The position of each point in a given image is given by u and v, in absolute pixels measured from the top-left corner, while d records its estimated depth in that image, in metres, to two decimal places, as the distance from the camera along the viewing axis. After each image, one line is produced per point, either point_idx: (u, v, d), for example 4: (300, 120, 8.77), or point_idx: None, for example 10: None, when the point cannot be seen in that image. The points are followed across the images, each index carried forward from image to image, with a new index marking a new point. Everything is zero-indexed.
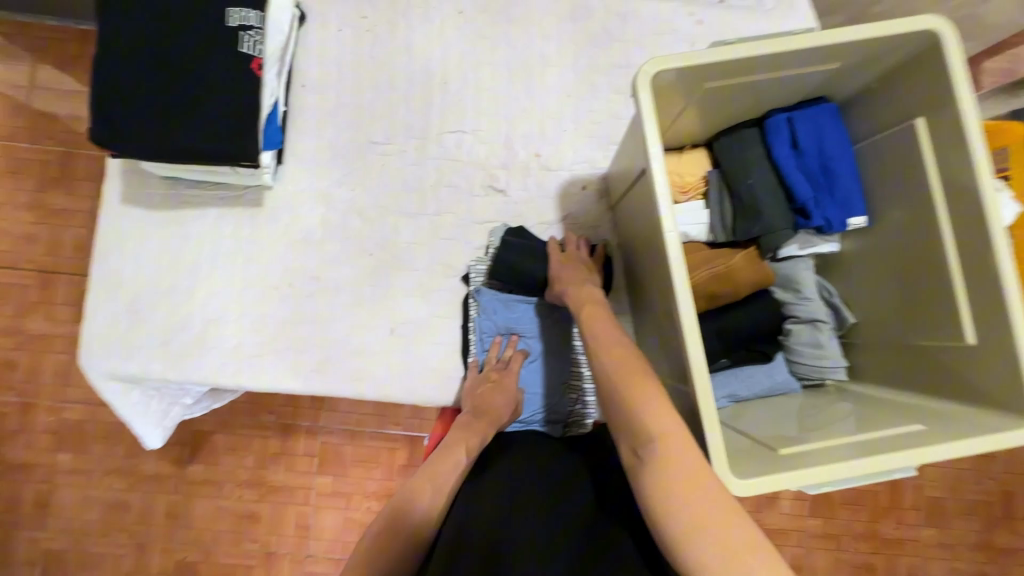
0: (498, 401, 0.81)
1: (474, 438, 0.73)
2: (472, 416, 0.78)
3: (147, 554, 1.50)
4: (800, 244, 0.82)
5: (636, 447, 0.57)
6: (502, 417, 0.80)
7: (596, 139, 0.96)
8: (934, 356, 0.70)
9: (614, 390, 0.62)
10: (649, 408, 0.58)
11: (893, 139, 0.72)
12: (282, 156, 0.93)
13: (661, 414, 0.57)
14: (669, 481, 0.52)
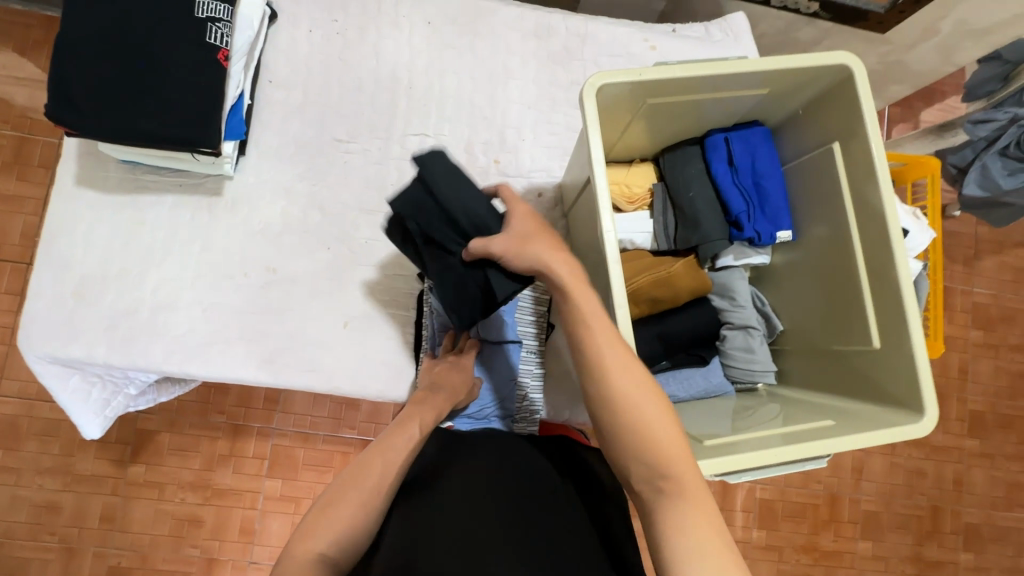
0: (455, 378, 0.84)
1: (429, 413, 0.75)
2: (428, 391, 0.79)
3: (78, 559, 1.43)
4: (735, 254, 0.88)
5: (651, 478, 0.56)
6: (458, 395, 0.83)
7: (553, 149, 1.01)
8: (847, 360, 0.77)
9: (624, 407, 0.58)
10: (664, 438, 0.57)
11: (814, 160, 0.79)
12: (245, 148, 0.95)
13: (673, 447, 0.57)
14: (681, 519, 0.54)
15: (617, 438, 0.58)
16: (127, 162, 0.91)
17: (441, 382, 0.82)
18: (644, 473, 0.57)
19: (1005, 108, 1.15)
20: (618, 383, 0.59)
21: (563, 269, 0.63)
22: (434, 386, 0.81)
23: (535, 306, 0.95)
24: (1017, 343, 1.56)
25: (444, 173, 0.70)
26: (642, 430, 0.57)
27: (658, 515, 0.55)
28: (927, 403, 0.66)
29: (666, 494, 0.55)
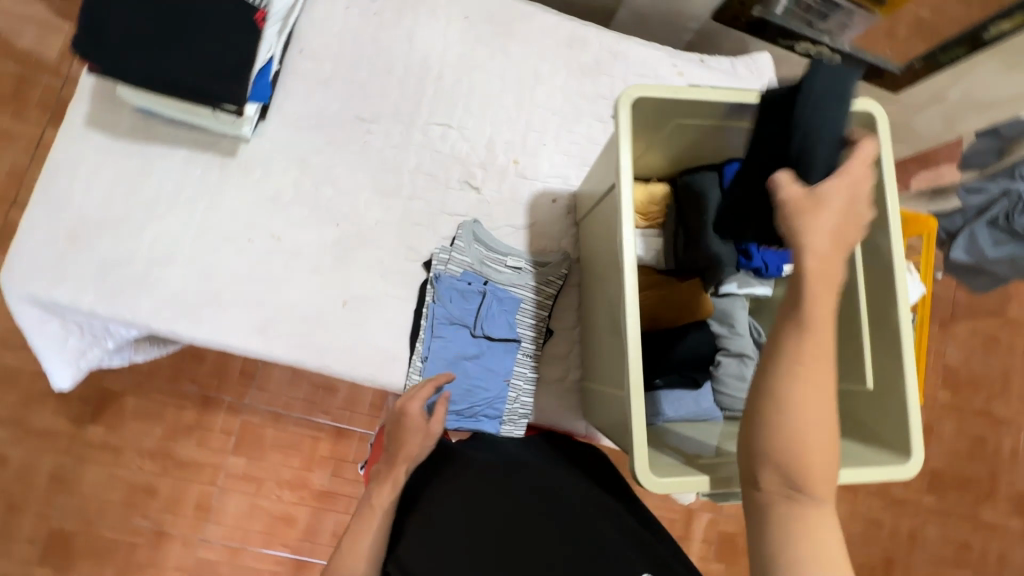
0: (409, 441, 0.79)
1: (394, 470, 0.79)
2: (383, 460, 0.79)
3: (18, 518, 1.37)
4: (739, 283, 0.89)
5: (789, 485, 0.51)
6: (416, 455, 0.79)
7: (572, 158, 1.02)
8: (838, 396, 0.78)
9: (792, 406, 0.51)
10: (813, 455, 0.51)
11: None
12: (266, 113, 0.93)
13: (824, 464, 0.51)
14: (802, 537, 0.50)
15: (769, 441, 0.51)
16: (142, 110, 0.89)
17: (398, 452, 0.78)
18: (780, 483, 0.52)
19: (999, 180, 1.19)
20: (802, 380, 0.51)
21: (820, 241, 0.53)
22: (391, 454, 0.79)
23: (535, 310, 0.95)
24: (982, 409, 1.61)
25: (834, 87, 0.60)
26: (794, 434, 0.51)
27: (779, 517, 0.51)
28: (914, 445, 0.67)
29: (801, 507, 0.51)
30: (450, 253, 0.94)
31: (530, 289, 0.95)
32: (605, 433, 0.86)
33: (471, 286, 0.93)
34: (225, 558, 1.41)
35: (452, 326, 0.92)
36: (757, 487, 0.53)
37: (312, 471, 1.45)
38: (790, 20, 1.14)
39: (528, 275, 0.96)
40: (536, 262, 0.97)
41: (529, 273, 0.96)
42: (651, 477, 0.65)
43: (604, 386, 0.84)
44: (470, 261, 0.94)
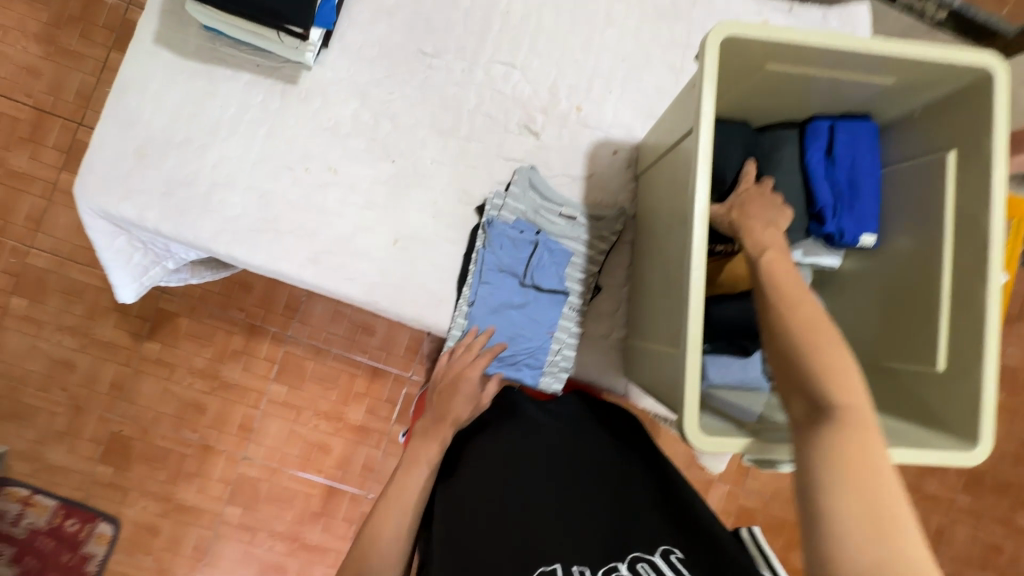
0: (457, 404, 0.82)
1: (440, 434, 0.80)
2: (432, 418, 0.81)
3: (83, 419, 1.48)
4: (804, 251, 0.83)
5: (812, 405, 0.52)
6: (463, 421, 0.82)
7: (638, 108, 0.97)
8: (902, 376, 0.75)
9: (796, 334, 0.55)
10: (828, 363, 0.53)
11: (922, 166, 0.75)
12: (329, 40, 0.91)
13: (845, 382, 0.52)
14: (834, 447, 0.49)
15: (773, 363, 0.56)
16: (208, 30, 0.89)
17: (442, 414, 0.81)
18: (803, 406, 0.53)
19: None
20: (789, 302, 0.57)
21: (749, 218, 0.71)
22: (439, 413, 0.82)
23: (586, 265, 0.93)
24: None
25: (773, 143, 0.82)
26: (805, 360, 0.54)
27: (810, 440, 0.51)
28: (984, 434, 0.63)
29: (827, 425, 0.50)
30: (504, 199, 0.91)
31: (582, 242, 0.93)
32: (648, 394, 0.84)
33: (523, 234, 0.91)
34: (264, 476, 1.50)
35: (501, 273, 0.90)
36: (791, 425, 0.54)
37: (346, 405, 1.51)
38: None
39: (582, 228, 0.93)
40: (592, 216, 0.94)
41: (583, 226, 0.93)
42: (701, 437, 0.63)
43: (651, 344, 0.82)
44: (525, 209, 0.92)
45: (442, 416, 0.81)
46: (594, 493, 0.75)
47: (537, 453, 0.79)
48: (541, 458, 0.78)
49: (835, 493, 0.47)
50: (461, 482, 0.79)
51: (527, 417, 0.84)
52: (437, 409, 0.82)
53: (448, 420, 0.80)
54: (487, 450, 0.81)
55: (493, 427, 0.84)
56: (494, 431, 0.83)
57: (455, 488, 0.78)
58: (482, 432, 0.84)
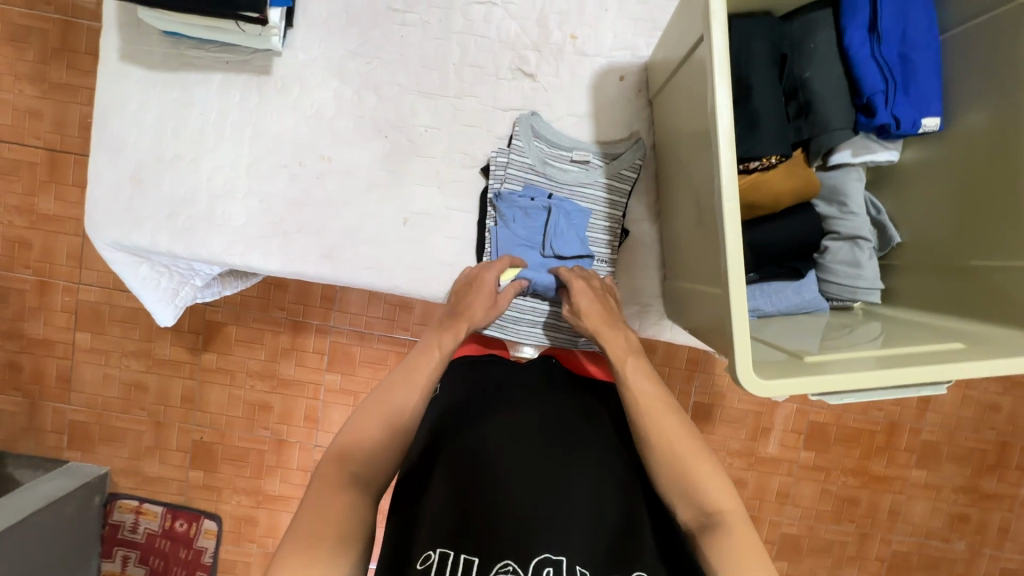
0: (476, 306, 0.77)
1: (449, 337, 0.74)
2: (446, 316, 0.76)
3: (166, 432, 1.59)
4: (854, 150, 0.75)
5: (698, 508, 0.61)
6: (477, 321, 0.77)
7: (640, 22, 0.86)
8: (985, 279, 0.66)
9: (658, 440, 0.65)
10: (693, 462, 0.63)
11: (992, 24, 0.63)
12: (292, 19, 0.84)
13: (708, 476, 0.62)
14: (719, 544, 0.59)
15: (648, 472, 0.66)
16: (170, 35, 0.84)
17: (459, 310, 0.76)
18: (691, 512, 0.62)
19: None
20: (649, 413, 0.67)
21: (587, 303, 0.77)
22: (454, 310, 0.76)
23: (609, 210, 0.87)
24: None
25: (805, 32, 0.71)
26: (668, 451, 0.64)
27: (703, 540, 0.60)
28: None
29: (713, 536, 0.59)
30: (509, 155, 0.85)
31: (601, 186, 0.86)
32: (695, 336, 0.78)
33: (534, 190, 0.85)
34: None
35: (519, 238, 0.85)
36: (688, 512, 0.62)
37: None
38: None
39: (597, 171, 0.86)
40: (607, 155, 0.86)
41: (598, 168, 0.86)
42: (756, 380, 0.58)
43: (692, 284, 0.76)
44: (532, 162, 0.85)
45: (458, 311, 0.76)
46: (609, 499, 0.65)
47: (569, 437, 0.69)
48: (578, 439, 0.69)
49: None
50: (475, 434, 0.68)
51: (569, 404, 0.74)
52: (454, 305, 0.77)
53: (466, 316, 0.76)
54: (518, 415, 0.70)
55: (522, 398, 0.73)
56: (524, 403, 0.72)
57: (464, 443, 0.67)
58: (508, 395, 0.73)
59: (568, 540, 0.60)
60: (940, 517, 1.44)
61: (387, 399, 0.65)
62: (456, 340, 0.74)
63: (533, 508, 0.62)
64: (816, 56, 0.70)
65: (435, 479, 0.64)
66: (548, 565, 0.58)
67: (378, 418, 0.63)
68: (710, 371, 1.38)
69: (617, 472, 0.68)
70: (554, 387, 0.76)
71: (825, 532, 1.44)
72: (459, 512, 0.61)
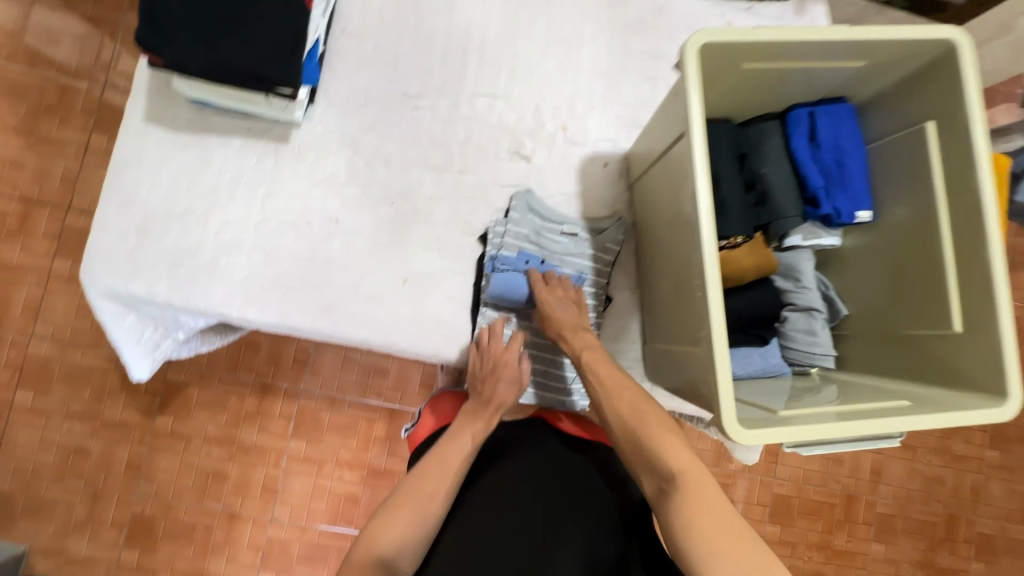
0: (501, 388, 0.85)
1: (482, 425, 0.82)
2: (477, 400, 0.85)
3: (102, 505, 1.45)
4: (804, 235, 0.86)
5: (659, 483, 0.68)
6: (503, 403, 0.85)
7: (621, 120, 1.00)
8: (921, 345, 0.76)
9: (626, 424, 0.74)
10: (652, 434, 0.70)
11: (904, 140, 0.78)
12: (315, 96, 0.94)
13: (673, 448, 0.68)
14: (688, 509, 0.64)
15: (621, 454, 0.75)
16: (197, 102, 0.90)
17: (488, 397, 0.84)
18: (654, 482, 0.69)
19: None
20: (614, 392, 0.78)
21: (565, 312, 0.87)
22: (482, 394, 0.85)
23: (595, 278, 0.95)
24: None
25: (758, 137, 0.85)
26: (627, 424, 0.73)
27: (668, 510, 0.66)
28: (1012, 390, 0.65)
29: (673, 497, 0.65)
30: (506, 225, 0.93)
31: (588, 257, 0.95)
32: (677, 395, 0.84)
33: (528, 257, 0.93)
34: (294, 537, 1.47)
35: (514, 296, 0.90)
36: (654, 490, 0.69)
37: (369, 451, 1.49)
38: None
39: (585, 243, 0.95)
40: (593, 229, 0.96)
41: (586, 241, 0.95)
42: (737, 428, 0.64)
43: (672, 345, 0.83)
44: (527, 232, 0.93)
45: (489, 400, 0.84)
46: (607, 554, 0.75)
47: (569, 494, 0.78)
48: (575, 496, 0.78)
49: (693, 538, 0.62)
50: (481, 499, 0.77)
51: (565, 460, 0.82)
52: (480, 392, 0.85)
53: (495, 401, 0.84)
54: (519, 474, 0.80)
55: (524, 456, 0.82)
56: (527, 461, 0.81)
57: (473, 506, 0.76)
58: (509, 456, 0.82)
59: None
60: None
61: (421, 486, 0.72)
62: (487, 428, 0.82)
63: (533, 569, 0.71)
64: (769, 155, 0.83)
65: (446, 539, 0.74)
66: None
67: (415, 505, 0.70)
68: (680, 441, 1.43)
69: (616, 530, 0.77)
70: (552, 441, 0.84)
71: None
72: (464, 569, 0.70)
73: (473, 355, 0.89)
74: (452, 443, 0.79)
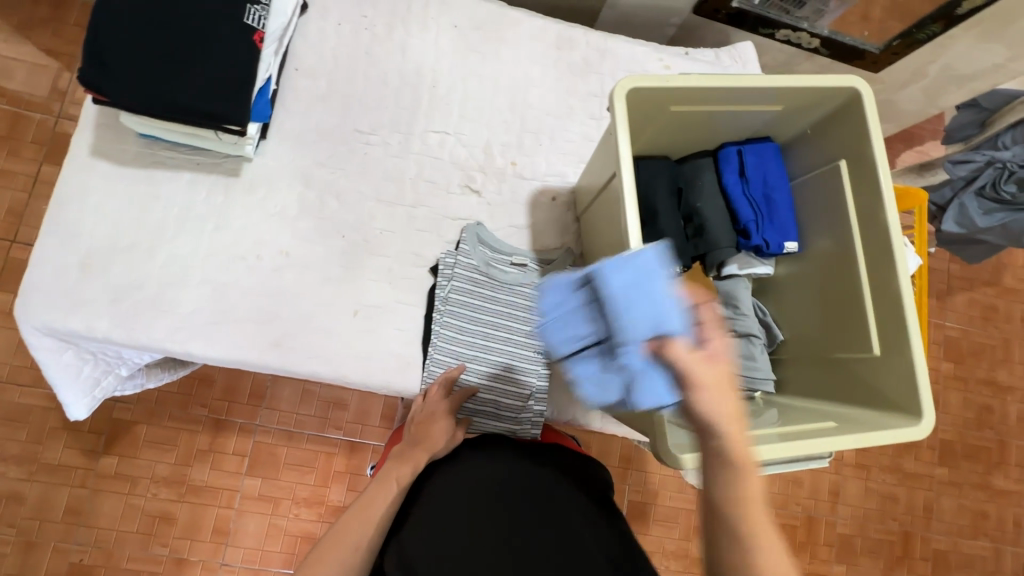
0: (436, 432, 0.84)
1: (406, 470, 0.80)
2: (408, 445, 0.84)
3: (37, 555, 1.35)
4: (739, 263, 0.90)
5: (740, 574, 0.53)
6: (437, 449, 0.84)
7: (568, 156, 1.04)
8: (847, 368, 0.81)
9: (726, 478, 0.55)
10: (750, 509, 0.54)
11: (823, 176, 0.84)
12: (267, 131, 0.95)
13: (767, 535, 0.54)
14: None
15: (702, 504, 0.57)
16: (146, 136, 0.91)
17: (421, 440, 0.84)
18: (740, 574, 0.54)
19: (982, 151, 1.20)
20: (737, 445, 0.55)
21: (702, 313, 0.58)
22: (413, 439, 0.84)
23: None
24: (986, 377, 1.63)
25: (693, 173, 0.90)
26: (735, 480, 0.54)
27: None
28: (925, 407, 0.70)
29: None
30: (456, 257, 0.95)
31: (537, 287, 0.97)
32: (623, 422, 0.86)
33: (479, 289, 0.95)
34: None
35: (590, 344, 0.61)
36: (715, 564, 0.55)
37: (330, 487, 1.45)
38: (770, 9, 1.11)
39: (534, 274, 0.98)
40: (542, 260, 0.99)
41: (535, 272, 0.98)
42: None
43: None
44: (477, 263, 0.95)
45: (417, 444, 0.83)
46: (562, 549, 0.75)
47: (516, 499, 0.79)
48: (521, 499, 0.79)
49: None
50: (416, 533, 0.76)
51: (513, 466, 0.82)
52: (414, 435, 0.84)
53: (427, 445, 0.83)
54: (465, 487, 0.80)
55: (472, 467, 0.82)
56: (475, 474, 0.81)
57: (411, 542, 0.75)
58: (456, 472, 0.82)
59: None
60: None
61: (342, 539, 0.72)
62: (412, 474, 0.80)
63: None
64: (704, 190, 0.87)
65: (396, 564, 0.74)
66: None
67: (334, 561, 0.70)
68: (643, 468, 1.44)
69: (564, 522, 0.77)
70: (500, 448, 0.84)
71: None
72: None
73: (417, 405, 0.89)
74: (375, 493, 0.77)
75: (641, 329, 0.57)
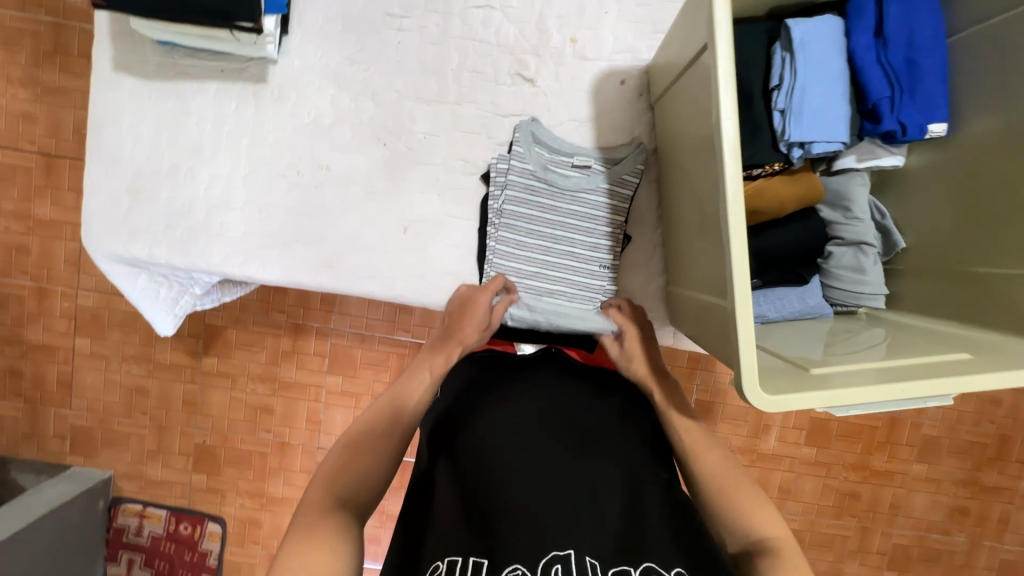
0: (467, 326, 0.79)
1: (439, 359, 0.77)
2: (441, 336, 0.80)
3: (168, 436, 1.57)
4: (858, 155, 0.74)
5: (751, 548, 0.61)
6: (470, 341, 0.79)
7: (640, 25, 0.84)
8: (991, 286, 0.65)
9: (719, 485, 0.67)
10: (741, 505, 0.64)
11: (1002, 29, 0.62)
12: (287, 25, 0.83)
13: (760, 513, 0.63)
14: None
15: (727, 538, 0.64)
16: (164, 43, 0.82)
17: (449, 332, 0.79)
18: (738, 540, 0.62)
19: None
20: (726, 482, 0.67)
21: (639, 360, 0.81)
22: (448, 330, 0.80)
23: (611, 216, 0.86)
24: None
25: None
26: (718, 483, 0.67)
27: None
28: None
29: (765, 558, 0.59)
30: (509, 162, 0.83)
31: (602, 191, 0.85)
32: (699, 344, 0.77)
33: (537, 197, 0.85)
34: None
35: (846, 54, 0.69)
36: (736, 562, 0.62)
37: None
38: None
39: (599, 177, 0.84)
40: (608, 160, 0.85)
41: (600, 174, 0.84)
42: (761, 395, 0.57)
43: (697, 293, 0.75)
44: (533, 168, 0.83)
45: (449, 334, 0.79)
46: (613, 486, 0.66)
47: (581, 420, 0.72)
48: (586, 418, 0.73)
49: None
50: (468, 431, 0.71)
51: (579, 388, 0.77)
52: (447, 326, 0.80)
53: (454, 337, 0.79)
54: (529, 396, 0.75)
55: (533, 381, 0.77)
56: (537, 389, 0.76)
57: (461, 453, 0.69)
58: (516, 381, 0.78)
59: (576, 542, 0.58)
60: (940, 510, 1.43)
61: (371, 418, 0.69)
62: (447, 364, 0.77)
63: (536, 509, 0.61)
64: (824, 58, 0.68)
65: (442, 473, 0.69)
66: (557, 562, 0.56)
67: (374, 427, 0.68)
68: (712, 368, 1.37)
69: (626, 455, 0.69)
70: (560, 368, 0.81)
71: (826, 527, 1.43)
72: (470, 523, 0.62)
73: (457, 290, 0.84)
74: (409, 378, 0.76)
75: (860, 31, 0.66)
